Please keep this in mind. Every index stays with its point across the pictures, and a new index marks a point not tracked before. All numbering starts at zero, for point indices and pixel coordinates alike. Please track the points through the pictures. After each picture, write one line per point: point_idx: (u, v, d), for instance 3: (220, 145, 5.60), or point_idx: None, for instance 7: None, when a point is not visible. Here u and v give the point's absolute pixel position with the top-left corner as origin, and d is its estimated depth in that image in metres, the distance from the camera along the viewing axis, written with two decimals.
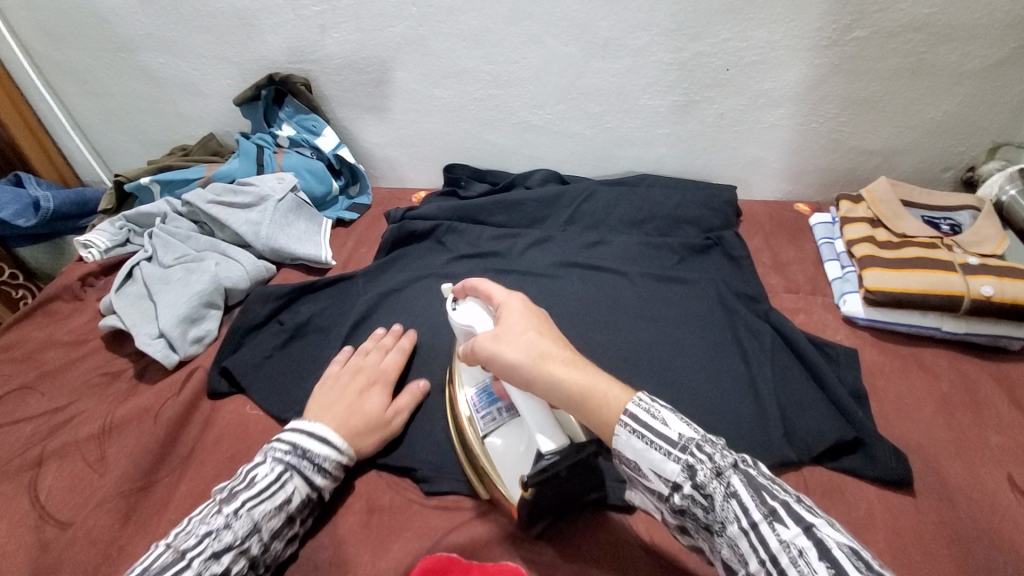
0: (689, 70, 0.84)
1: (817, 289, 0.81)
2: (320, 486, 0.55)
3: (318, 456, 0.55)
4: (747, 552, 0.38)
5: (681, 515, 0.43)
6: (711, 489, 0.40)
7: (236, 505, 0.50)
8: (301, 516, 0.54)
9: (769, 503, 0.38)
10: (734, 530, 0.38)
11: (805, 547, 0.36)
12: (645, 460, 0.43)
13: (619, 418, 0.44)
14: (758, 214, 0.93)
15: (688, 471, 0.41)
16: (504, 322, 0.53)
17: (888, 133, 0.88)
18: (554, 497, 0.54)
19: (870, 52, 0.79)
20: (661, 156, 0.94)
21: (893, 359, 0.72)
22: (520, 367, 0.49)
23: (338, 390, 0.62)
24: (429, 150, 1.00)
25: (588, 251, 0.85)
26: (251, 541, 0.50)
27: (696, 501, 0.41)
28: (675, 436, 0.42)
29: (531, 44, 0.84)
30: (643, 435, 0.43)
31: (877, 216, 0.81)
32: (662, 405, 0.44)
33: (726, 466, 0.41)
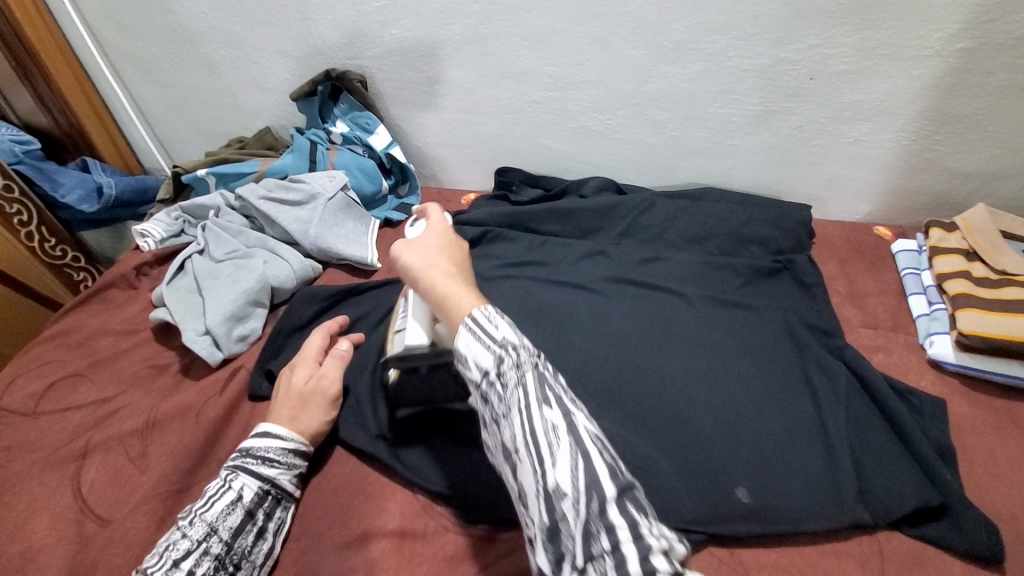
0: (768, 78, 0.77)
1: (898, 325, 0.73)
2: (272, 477, 0.58)
3: (260, 450, 0.58)
4: (518, 428, 0.40)
5: (480, 405, 0.44)
6: (508, 377, 0.41)
7: (190, 516, 0.54)
8: (264, 508, 0.57)
9: (547, 394, 0.41)
10: (514, 413, 0.41)
11: (561, 428, 0.40)
12: (466, 352, 0.43)
13: (463, 318, 0.45)
14: (833, 235, 0.86)
15: (498, 361, 0.42)
16: (421, 236, 0.54)
17: (990, 155, 0.78)
18: (415, 390, 0.62)
19: (981, 64, 0.71)
20: (729, 168, 0.88)
21: (986, 413, 0.64)
22: (409, 268, 0.51)
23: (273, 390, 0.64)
24: (482, 151, 0.96)
25: (643, 269, 0.80)
26: (209, 540, 0.53)
27: (493, 388, 0.42)
28: (499, 336, 0.43)
29: (596, 46, 0.79)
30: (474, 332, 0.43)
31: (973, 248, 0.73)
32: (502, 317, 0.45)
33: (527, 361, 0.42)
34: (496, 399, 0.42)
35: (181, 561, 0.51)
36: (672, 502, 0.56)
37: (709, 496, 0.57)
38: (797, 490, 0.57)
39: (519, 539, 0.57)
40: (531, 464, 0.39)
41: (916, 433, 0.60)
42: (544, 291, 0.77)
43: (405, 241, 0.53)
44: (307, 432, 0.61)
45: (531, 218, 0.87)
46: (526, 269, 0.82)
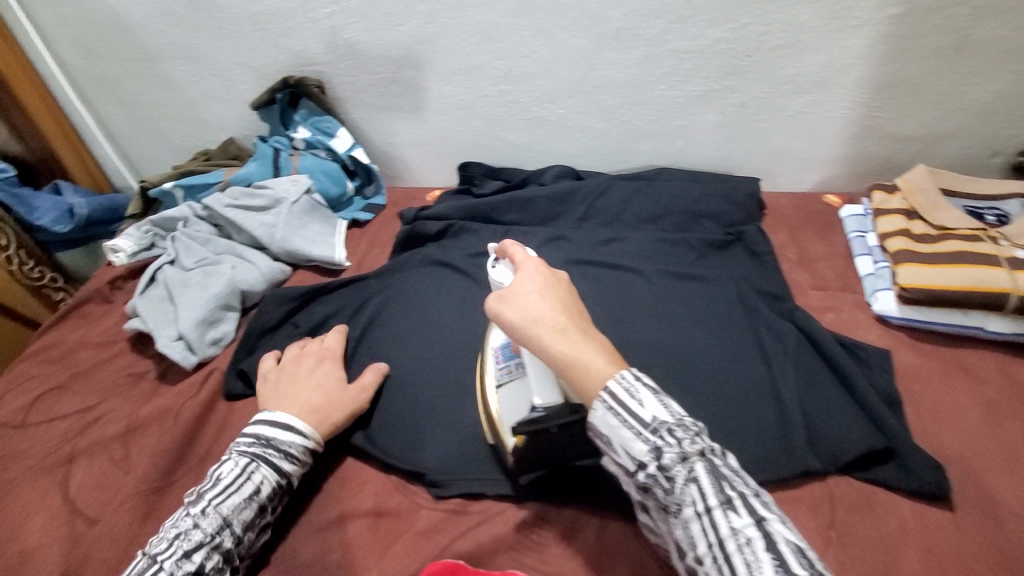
0: (707, 58, 0.80)
1: (847, 285, 0.76)
2: (288, 472, 0.58)
3: (284, 444, 0.58)
4: (699, 531, 0.41)
5: (647, 495, 0.45)
6: (675, 472, 0.42)
7: (203, 504, 0.53)
8: (275, 500, 0.57)
9: (726, 492, 0.41)
10: (691, 513, 0.41)
11: (753, 538, 0.39)
12: (620, 442, 0.44)
13: (598, 394, 0.45)
14: (784, 206, 0.89)
15: (655, 452, 0.43)
16: (517, 282, 0.51)
17: (926, 117, 0.81)
18: (545, 451, 0.54)
19: (906, 31, 0.74)
20: (681, 148, 0.91)
21: (932, 360, 0.66)
22: (511, 327, 0.48)
23: (295, 381, 0.65)
24: (443, 149, 0.99)
25: (603, 249, 0.83)
26: (222, 534, 0.53)
27: (656, 481, 0.43)
28: (648, 418, 0.44)
29: (541, 37, 0.82)
30: (619, 412, 0.44)
31: (913, 207, 0.76)
32: (643, 385, 0.44)
33: (692, 452, 0.42)
34: (662, 492, 0.43)
35: (194, 551, 0.51)
36: None
37: None
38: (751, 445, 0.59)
39: (489, 510, 0.59)
40: None
41: (862, 383, 0.63)
42: None
43: (500, 295, 0.50)
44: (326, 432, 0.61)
45: (493, 210, 0.90)
46: (491, 257, 0.84)
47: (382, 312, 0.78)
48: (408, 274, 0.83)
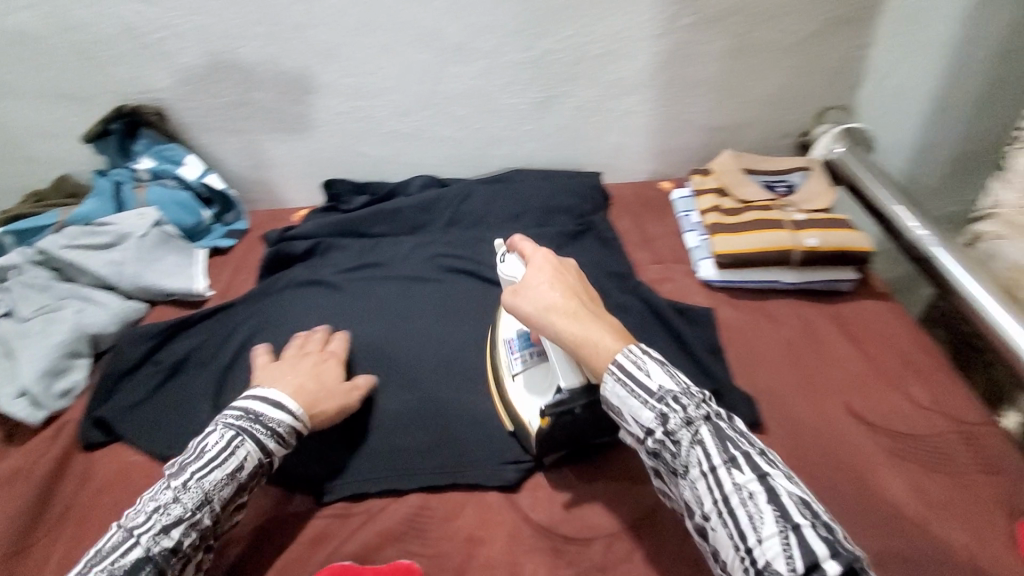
0: (541, 67, 0.88)
1: (679, 259, 0.87)
2: (273, 451, 0.56)
3: (270, 421, 0.56)
4: (706, 490, 0.45)
5: (655, 460, 0.50)
6: (681, 435, 0.47)
7: (185, 478, 0.52)
8: (251, 480, 0.56)
9: (731, 453, 0.46)
10: (697, 474, 0.46)
11: (757, 492, 0.44)
12: (626, 408, 0.49)
13: (608, 367, 0.50)
14: (626, 196, 0.99)
15: (661, 419, 0.48)
16: (528, 275, 0.57)
17: (729, 109, 0.96)
18: (568, 431, 0.58)
19: (698, 37, 0.87)
20: (532, 151, 0.98)
21: (746, 314, 0.78)
22: (530, 317, 0.55)
23: (296, 367, 0.64)
24: (304, 168, 0.99)
25: (469, 250, 0.88)
26: (202, 511, 0.52)
27: (664, 445, 0.48)
28: (654, 387, 0.48)
29: (385, 54, 0.85)
30: (626, 382, 0.49)
31: (722, 186, 0.88)
32: (648, 359, 0.49)
33: (697, 417, 0.47)
34: (669, 456, 0.48)
35: (171, 528, 0.50)
36: (505, 445, 0.64)
37: None
38: None
39: (376, 508, 0.62)
40: (732, 532, 0.44)
41: (691, 339, 0.73)
42: (380, 286, 0.83)
43: (515, 288, 0.56)
44: (309, 416, 0.60)
45: (361, 224, 0.91)
46: (362, 270, 0.86)
47: (251, 336, 0.76)
48: (279, 297, 0.82)
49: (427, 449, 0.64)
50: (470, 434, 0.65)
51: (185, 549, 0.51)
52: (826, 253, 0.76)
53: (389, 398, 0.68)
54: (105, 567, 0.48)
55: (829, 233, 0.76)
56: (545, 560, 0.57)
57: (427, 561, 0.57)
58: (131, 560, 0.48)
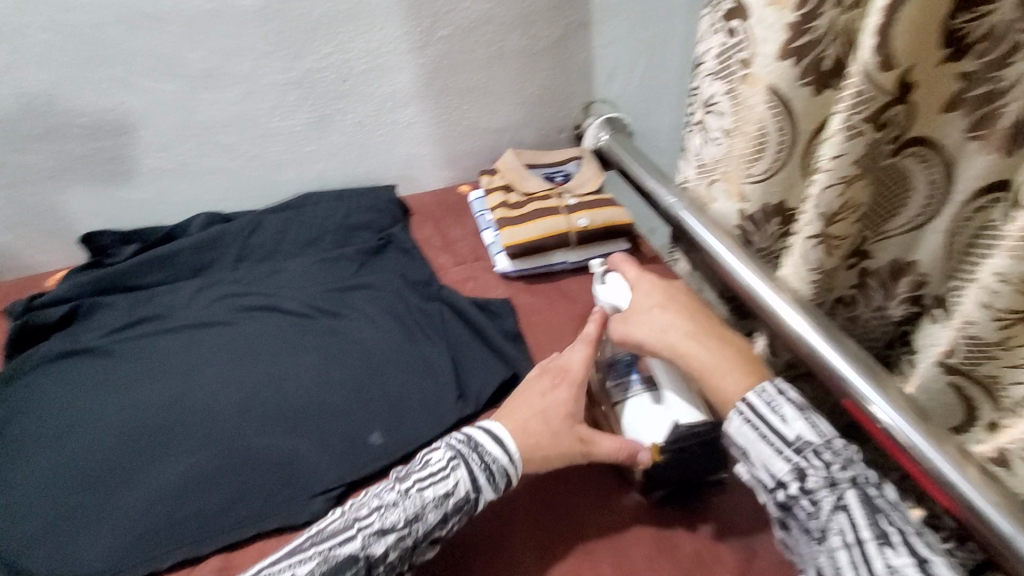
0: (307, 87, 0.86)
1: (479, 256, 0.90)
2: (481, 488, 0.53)
3: (488, 453, 0.54)
4: (843, 560, 0.45)
5: (779, 510, 0.50)
6: (821, 497, 0.47)
7: (409, 484, 0.52)
8: (456, 517, 0.52)
9: (882, 529, 0.45)
10: (839, 543, 0.46)
11: (910, 574, 0.43)
12: (758, 456, 0.50)
13: (738, 406, 0.52)
14: (427, 204, 1.01)
15: (797, 473, 0.48)
16: (637, 298, 0.63)
17: (505, 111, 1.02)
18: (677, 469, 0.58)
19: (459, 47, 0.91)
20: (322, 172, 0.96)
21: (541, 297, 0.83)
22: (651, 342, 0.59)
23: (521, 395, 0.59)
24: (49, 225, 0.85)
25: (264, 285, 0.83)
26: (410, 528, 0.50)
27: (798, 503, 0.48)
28: (790, 437, 0.49)
29: (122, 88, 0.77)
30: (755, 424, 0.50)
31: (508, 183, 0.94)
32: (783, 405, 0.51)
33: (843, 481, 0.47)
34: (803, 515, 0.48)
35: (385, 534, 0.49)
36: (311, 478, 0.61)
37: (345, 455, 0.63)
38: (411, 417, 0.67)
39: None
40: None
41: (491, 331, 0.76)
42: (162, 342, 0.74)
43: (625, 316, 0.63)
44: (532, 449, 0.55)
45: (130, 276, 0.82)
46: (138, 327, 0.77)
47: (7, 430, 0.66)
48: (36, 375, 0.71)
49: (223, 506, 0.59)
50: (274, 477, 0.61)
51: (387, 564, 0.49)
52: (597, 230, 0.84)
53: (179, 463, 0.62)
54: (317, 553, 0.48)
55: (597, 211, 0.84)
56: None
57: None
58: (346, 553, 0.48)
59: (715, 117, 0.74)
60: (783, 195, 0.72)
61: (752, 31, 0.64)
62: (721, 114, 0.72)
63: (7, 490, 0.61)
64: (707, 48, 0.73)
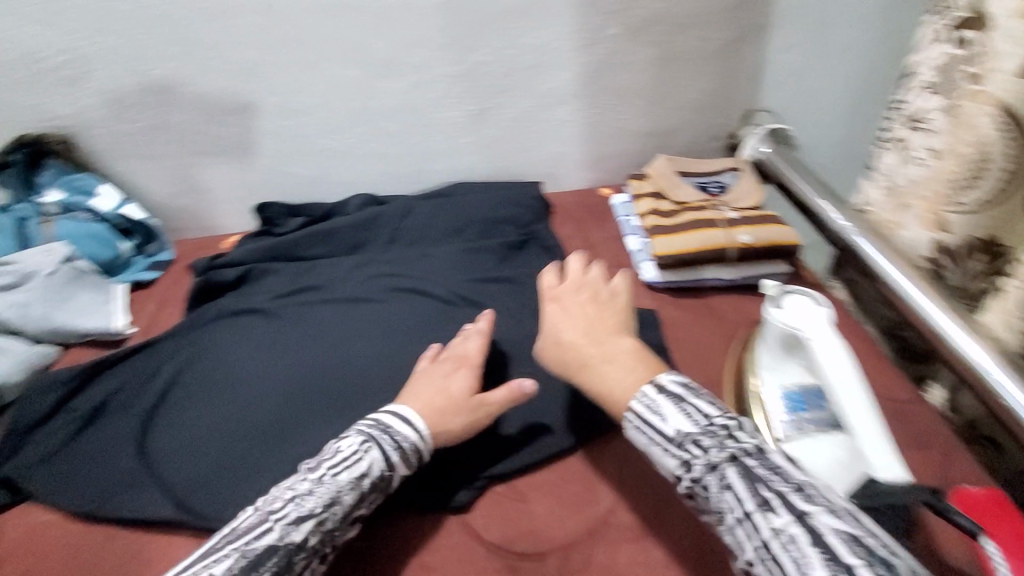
0: (473, 80, 0.88)
1: (622, 262, 0.87)
2: (395, 467, 0.55)
3: (398, 433, 0.56)
4: (744, 540, 0.43)
5: (686, 507, 0.48)
6: (708, 481, 0.46)
7: (320, 471, 0.53)
8: (370, 496, 0.54)
9: (764, 495, 0.44)
10: (730, 521, 0.44)
11: (798, 535, 0.41)
12: (649, 449, 0.50)
13: (626, 411, 0.52)
14: (567, 204, 1.00)
15: (684, 465, 0.47)
16: (568, 300, 0.64)
17: (659, 115, 0.98)
18: None
19: (625, 46, 0.89)
20: (471, 164, 0.98)
21: (689, 312, 0.78)
22: (575, 344, 0.58)
23: (423, 379, 0.62)
24: (232, 193, 0.94)
25: (412, 268, 0.86)
26: (333, 510, 0.51)
27: (695, 492, 0.47)
28: (671, 432, 0.49)
29: (311, 72, 0.83)
30: (643, 429, 0.50)
31: (659, 189, 0.90)
32: (660, 401, 0.51)
33: (720, 459, 0.46)
34: (703, 501, 0.47)
35: (304, 521, 0.49)
36: (452, 465, 0.61)
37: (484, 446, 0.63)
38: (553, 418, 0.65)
39: None
40: None
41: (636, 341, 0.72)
42: (319, 311, 0.79)
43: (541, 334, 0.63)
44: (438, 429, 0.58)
45: (296, 246, 0.88)
46: (301, 294, 0.82)
47: (183, 371, 0.72)
48: (211, 326, 0.77)
49: None
50: None
51: (306, 549, 0.49)
52: (759, 249, 0.77)
53: (331, 430, 0.65)
54: (235, 547, 0.47)
55: (761, 229, 0.78)
56: None
57: None
58: (263, 546, 0.47)
59: (922, 134, 0.65)
60: (994, 229, 0.63)
61: (991, 44, 0.56)
62: (932, 132, 0.64)
63: (180, 428, 0.67)
64: (923, 58, 0.64)
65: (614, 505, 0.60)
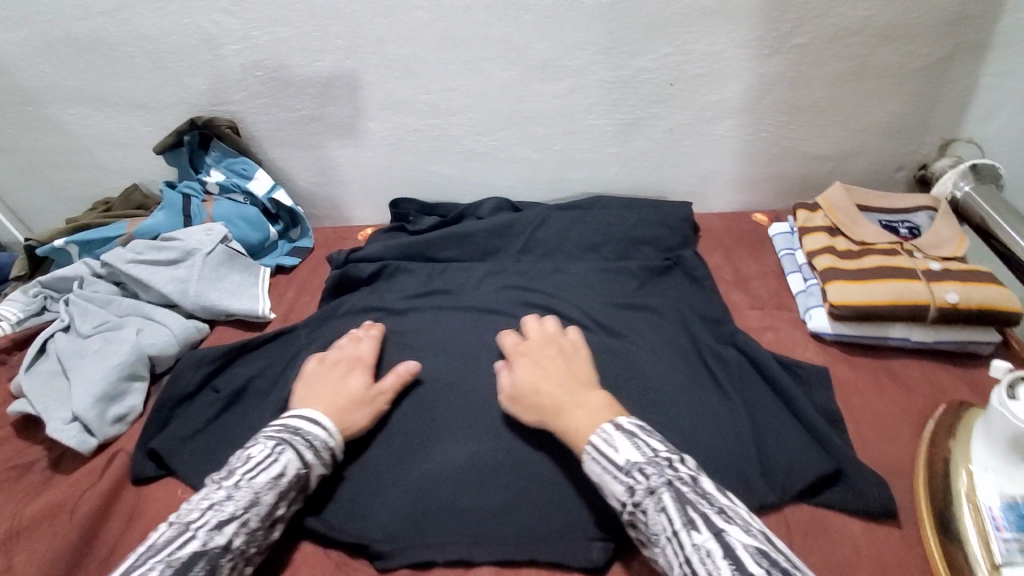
0: (632, 87, 0.81)
1: (782, 303, 0.77)
2: (310, 464, 0.54)
3: (309, 434, 0.56)
4: (672, 557, 0.44)
5: (632, 528, 0.48)
6: (645, 505, 0.46)
7: (235, 478, 0.51)
8: (290, 495, 0.53)
9: (690, 515, 0.44)
10: (664, 539, 0.45)
11: (715, 551, 0.42)
12: (599, 474, 0.49)
13: (584, 445, 0.51)
14: (715, 228, 0.91)
15: (628, 490, 0.47)
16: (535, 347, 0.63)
17: (837, 137, 0.86)
18: None
19: (813, 58, 0.78)
20: (613, 175, 0.91)
21: (866, 374, 0.67)
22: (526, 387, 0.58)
23: (322, 378, 0.64)
24: (371, 186, 0.94)
25: (545, 282, 0.81)
26: (189, 530, 0.48)
27: (636, 515, 0.47)
28: (622, 460, 0.48)
29: (466, 71, 0.80)
30: (598, 459, 0.49)
31: (835, 224, 0.78)
32: (617, 434, 0.50)
33: (658, 485, 0.46)
34: (642, 525, 0.46)
35: (223, 526, 0.48)
36: (589, 513, 0.56)
37: None
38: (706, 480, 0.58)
39: None
40: None
41: (804, 404, 0.62)
42: (449, 319, 0.76)
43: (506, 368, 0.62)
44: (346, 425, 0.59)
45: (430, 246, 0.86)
46: (428, 298, 0.80)
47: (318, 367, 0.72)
48: (343, 323, 0.77)
49: (499, 510, 0.57)
50: (548, 496, 0.57)
51: (230, 552, 0.48)
52: (968, 312, 0.65)
53: (458, 447, 0.61)
54: (160, 559, 0.45)
55: (973, 288, 0.65)
56: None
57: None
58: (189, 553, 0.46)
59: None
60: None
61: None
62: None
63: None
64: None
65: None
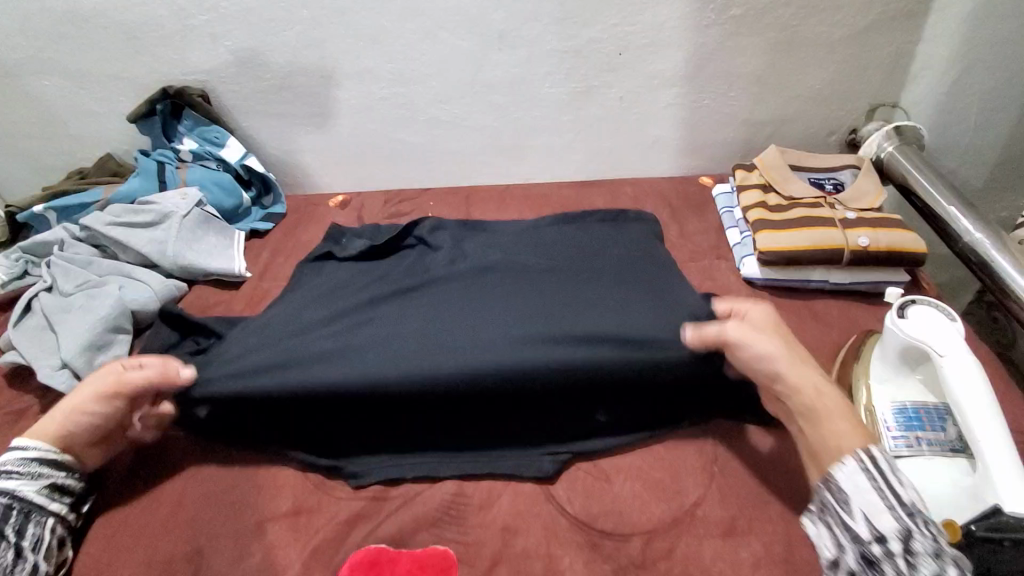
0: (584, 57, 0.86)
1: (721, 254, 0.85)
2: (17, 490, 0.52)
3: (3, 464, 0.53)
4: None
5: (857, 564, 0.46)
6: (923, 561, 0.43)
7: None
8: (16, 524, 0.51)
9: None
10: None
11: None
12: (864, 506, 0.46)
13: (857, 451, 0.48)
14: (665, 190, 0.98)
15: (904, 533, 0.45)
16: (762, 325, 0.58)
17: (774, 104, 0.93)
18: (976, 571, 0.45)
19: (747, 28, 0.84)
20: (571, 141, 0.97)
21: (791, 313, 0.74)
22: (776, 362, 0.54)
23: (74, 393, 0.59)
24: (343, 154, 0.99)
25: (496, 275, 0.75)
26: None
27: (891, 559, 0.44)
28: (904, 497, 0.46)
29: (428, 40, 0.85)
30: (875, 477, 0.47)
31: (768, 182, 0.85)
32: (898, 469, 0.48)
33: (950, 555, 0.43)
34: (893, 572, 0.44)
35: None
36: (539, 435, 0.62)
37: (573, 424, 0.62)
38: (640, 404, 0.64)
39: (410, 493, 0.59)
40: None
41: None
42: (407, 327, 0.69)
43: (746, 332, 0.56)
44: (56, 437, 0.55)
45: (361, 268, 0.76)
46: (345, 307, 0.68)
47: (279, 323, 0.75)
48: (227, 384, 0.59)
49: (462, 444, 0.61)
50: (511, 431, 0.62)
51: None
52: (877, 254, 0.73)
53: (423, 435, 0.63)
54: None
55: (882, 233, 0.74)
56: (582, 554, 0.54)
57: (462, 548, 0.55)
58: None
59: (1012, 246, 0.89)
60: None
61: None
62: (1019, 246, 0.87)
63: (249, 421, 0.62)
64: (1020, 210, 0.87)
65: (702, 496, 0.57)
